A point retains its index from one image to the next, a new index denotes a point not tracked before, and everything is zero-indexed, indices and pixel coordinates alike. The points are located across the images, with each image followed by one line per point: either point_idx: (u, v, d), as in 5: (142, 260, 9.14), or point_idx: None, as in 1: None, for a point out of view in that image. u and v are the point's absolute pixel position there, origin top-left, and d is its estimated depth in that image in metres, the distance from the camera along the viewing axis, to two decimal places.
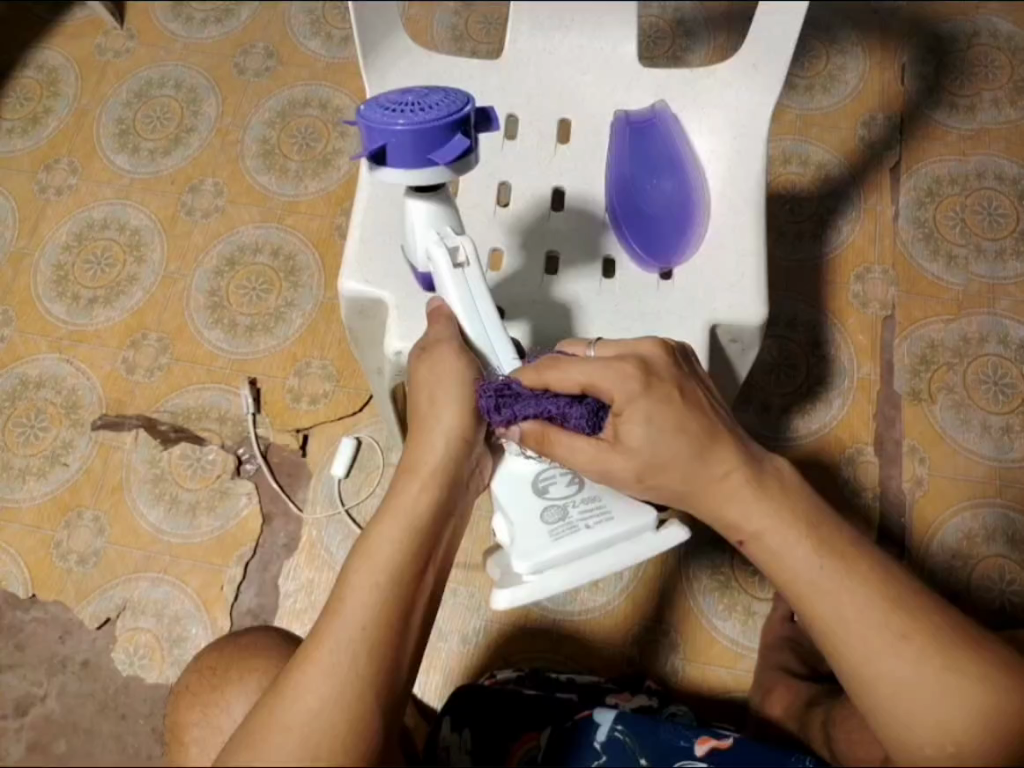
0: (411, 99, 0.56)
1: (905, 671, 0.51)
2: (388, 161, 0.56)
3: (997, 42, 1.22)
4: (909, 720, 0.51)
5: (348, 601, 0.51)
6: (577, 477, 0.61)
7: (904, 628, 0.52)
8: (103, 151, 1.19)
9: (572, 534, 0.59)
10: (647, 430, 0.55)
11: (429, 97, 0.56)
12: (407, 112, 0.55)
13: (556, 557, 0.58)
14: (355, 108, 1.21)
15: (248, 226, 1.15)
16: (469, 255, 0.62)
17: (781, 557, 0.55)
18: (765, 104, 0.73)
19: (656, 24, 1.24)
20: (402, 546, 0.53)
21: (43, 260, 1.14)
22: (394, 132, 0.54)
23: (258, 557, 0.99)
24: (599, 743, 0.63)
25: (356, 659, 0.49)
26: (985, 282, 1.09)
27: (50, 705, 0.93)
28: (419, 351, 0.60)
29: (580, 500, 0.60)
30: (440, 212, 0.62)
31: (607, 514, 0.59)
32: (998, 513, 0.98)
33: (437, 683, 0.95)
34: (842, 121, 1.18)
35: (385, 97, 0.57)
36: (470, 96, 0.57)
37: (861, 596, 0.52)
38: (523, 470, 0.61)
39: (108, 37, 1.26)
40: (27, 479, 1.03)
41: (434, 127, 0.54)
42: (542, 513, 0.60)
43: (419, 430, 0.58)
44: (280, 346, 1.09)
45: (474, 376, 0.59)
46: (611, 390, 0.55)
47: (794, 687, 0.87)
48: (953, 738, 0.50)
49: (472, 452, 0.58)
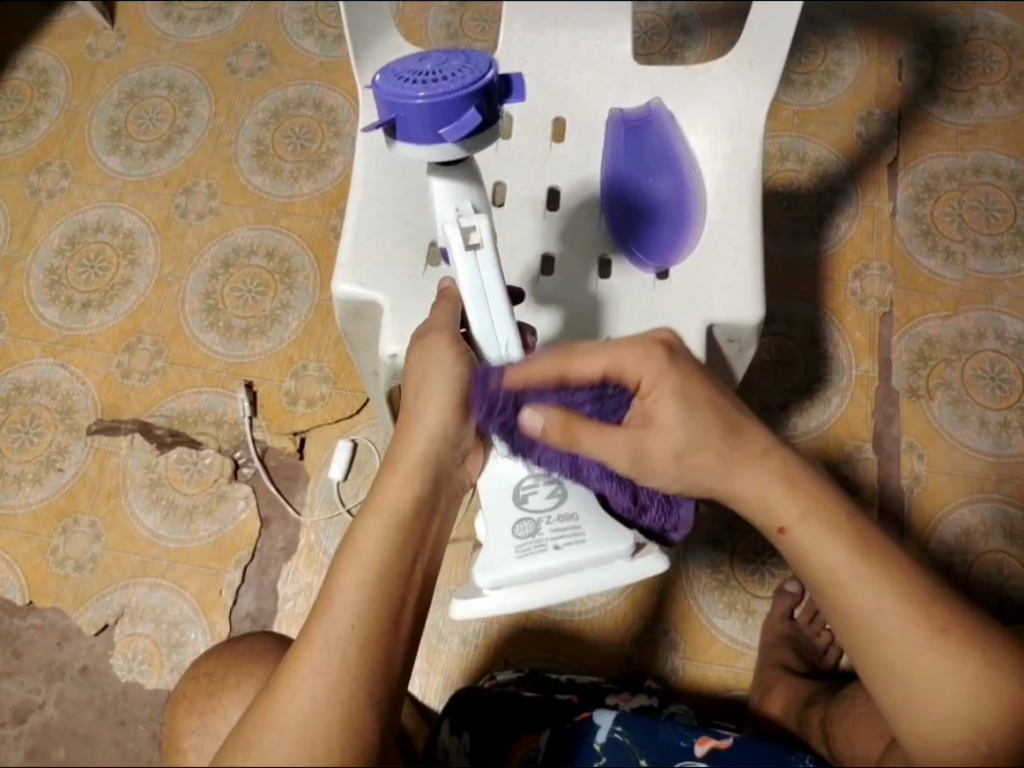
0: (430, 66, 0.53)
1: (939, 664, 0.49)
2: (400, 134, 0.53)
3: (995, 36, 1.21)
4: (941, 714, 0.49)
5: (338, 600, 0.50)
6: (559, 492, 0.61)
7: (938, 620, 0.50)
8: (95, 153, 1.18)
9: (537, 553, 0.60)
10: (680, 413, 0.55)
11: (449, 64, 0.53)
12: (422, 83, 0.52)
13: (516, 575, 0.59)
14: (349, 108, 1.20)
15: (242, 227, 1.14)
16: (484, 237, 0.59)
17: (813, 545, 0.52)
18: (761, 102, 0.72)
19: (652, 20, 1.23)
20: (388, 543, 0.52)
21: (35, 264, 1.13)
22: (405, 105, 0.52)
23: (256, 560, 0.99)
24: (599, 744, 0.63)
25: (347, 658, 0.49)
26: (983, 277, 1.09)
27: (49, 712, 0.93)
28: (415, 340, 0.59)
29: (555, 517, 0.60)
30: (461, 188, 0.59)
31: (578, 535, 0.60)
32: (997, 509, 0.98)
33: (438, 685, 0.95)
34: (839, 117, 1.17)
35: (406, 63, 0.54)
36: (496, 61, 0.53)
37: (899, 587, 0.50)
38: (508, 477, 0.61)
39: (98, 37, 1.25)
40: (22, 485, 1.02)
41: (446, 101, 0.51)
42: (516, 526, 0.61)
43: (406, 426, 0.57)
44: (276, 349, 1.08)
45: (468, 367, 0.57)
46: (637, 372, 0.56)
47: (794, 685, 0.88)
48: (985, 736, 0.49)
49: (455, 453, 0.57)
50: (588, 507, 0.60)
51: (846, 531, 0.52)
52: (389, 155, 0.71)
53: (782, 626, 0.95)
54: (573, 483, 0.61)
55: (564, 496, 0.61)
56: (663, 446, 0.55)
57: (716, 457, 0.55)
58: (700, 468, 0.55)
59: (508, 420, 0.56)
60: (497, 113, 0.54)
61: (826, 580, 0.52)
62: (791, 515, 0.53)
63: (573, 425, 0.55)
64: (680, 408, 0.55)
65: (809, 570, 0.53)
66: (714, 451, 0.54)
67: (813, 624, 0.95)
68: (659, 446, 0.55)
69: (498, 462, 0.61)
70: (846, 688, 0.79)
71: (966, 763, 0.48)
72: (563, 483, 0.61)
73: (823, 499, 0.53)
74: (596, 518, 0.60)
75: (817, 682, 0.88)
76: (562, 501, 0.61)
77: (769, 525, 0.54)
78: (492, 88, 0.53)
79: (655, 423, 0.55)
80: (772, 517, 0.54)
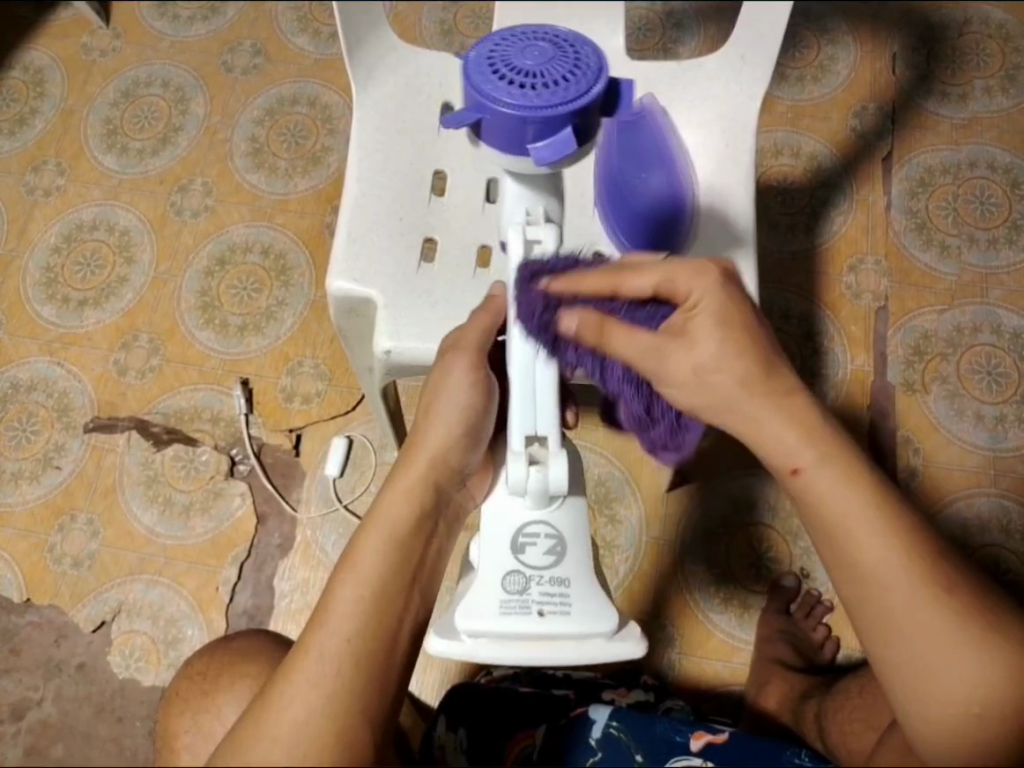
0: (531, 63, 0.49)
1: (942, 628, 0.47)
2: (485, 135, 0.50)
3: (988, 30, 1.21)
4: (939, 675, 0.47)
5: (335, 615, 0.49)
6: (558, 549, 0.56)
7: (945, 580, 0.48)
8: (92, 152, 1.18)
9: (521, 614, 0.53)
10: (716, 334, 0.50)
11: (559, 65, 0.49)
12: (518, 88, 0.48)
13: (496, 631, 0.53)
14: (344, 105, 1.20)
15: (238, 224, 1.14)
16: (545, 251, 0.55)
17: (826, 492, 0.49)
18: (752, 97, 0.72)
19: (645, 16, 1.23)
20: (389, 560, 0.51)
21: (33, 262, 1.13)
22: (495, 112, 0.48)
23: (253, 557, 0.99)
24: (594, 739, 0.63)
25: (343, 671, 0.48)
26: (978, 271, 1.09)
27: (47, 710, 0.93)
28: (451, 348, 0.57)
29: (546, 578, 0.55)
30: (531, 199, 0.57)
31: (566, 605, 0.54)
32: (994, 502, 0.98)
33: (434, 681, 0.95)
34: (833, 113, 1.17)
35: (501, 49, 0.50)
36: (604, 66, 0.49)
37: (908, 544, 0.48)
38: (509, 515, 0.56)
39: (94, 36, 1.25)
40: (19, 483, 1.02)
41: (542, 119, 0.48)
42: (504, 577, 0.54)
43: (414, 445, 0.55)
44: (271, 345, 1.08)
45: (484, 402, 0.56)
46: (688, 287, 0.51)
47: (790, 679, 0.89)
48: (979, 700, 0.47)
49: (456, 478, 0.55)
50: (583, 579, 0.55)
51: (858, 482, 0.49)
52: (383, 155, 0.71)
53: (778, 620, 0.95)
54: (575, 548, 0.56)
55: (562, 557, 0.55)
56: (687, 363, 0.50)
57: (734, 380, 0.50)
58: (715, 390, 0.50)
59: (544, 314, 0.51)
60: (595, 127, 0.51)
61: (831, 529, 0.49)
62: (810, 456, 0.49)
63: (608, 325, 0.50)
64: (717, 332, 0.50)
65: (817, 519, 0.50)
66: (736, 374, 0.50)
67: (810, 617, 0.95)
68: (682, 363, 0.50)
69: (503, 494, 0.56)
70: (840, 684, 0.79)
71: (955, 724, 0.47)
72: (564, 542, 0.56)
73: (840, 442, 0.50)
74: (591, 589, 0.55)
75: (812, 676, 0.89)
76: (558, 563, 0.55)
77: (782, 464, 0.50)
78: (595, 103, 0.49)
79: (690, 339, 0.50)
80: (787, 458, 0.50)
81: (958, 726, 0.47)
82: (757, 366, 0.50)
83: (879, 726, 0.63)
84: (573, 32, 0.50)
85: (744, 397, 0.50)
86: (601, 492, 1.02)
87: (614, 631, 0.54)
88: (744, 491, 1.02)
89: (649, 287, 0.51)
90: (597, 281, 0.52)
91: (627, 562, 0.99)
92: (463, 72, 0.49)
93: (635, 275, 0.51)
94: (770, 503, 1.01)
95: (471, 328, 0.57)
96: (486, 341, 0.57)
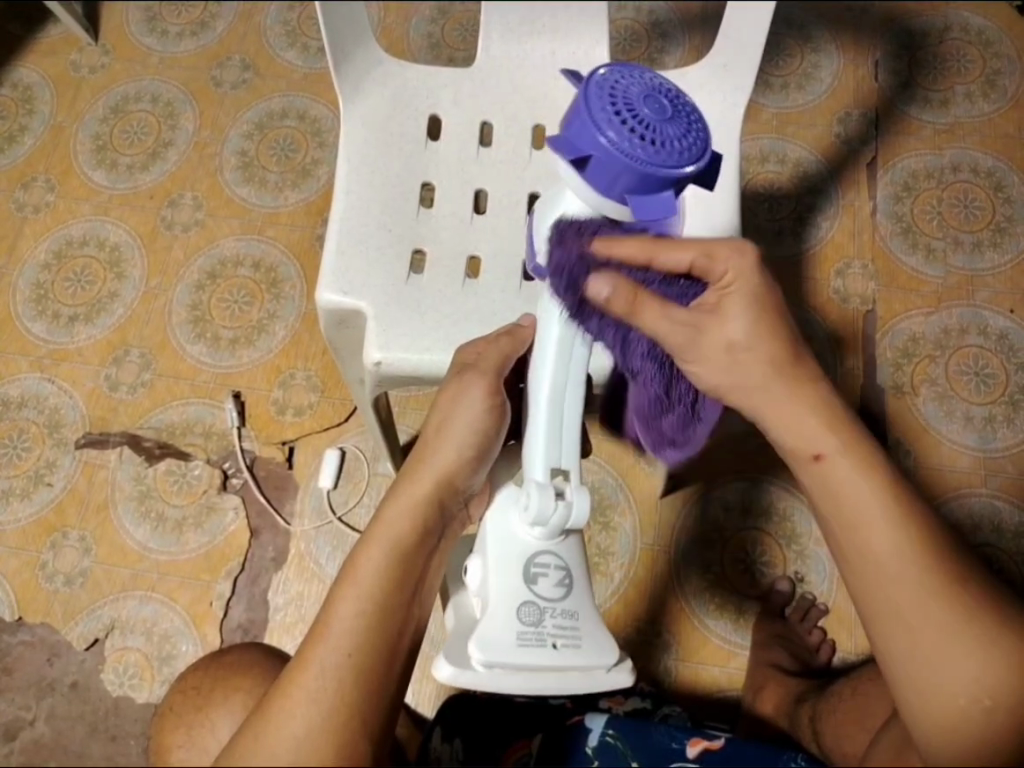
0: (648, 114, 0.49)
1: (947, 618, 0.46)
2: (579, 166, 0.50)
3: (969, 36, 1.23)
4: (940, 666, 0.46)
5: (337, 629, 0.48)
6: (566, 580, 0.56)
7: (955, 575, 0.47)
8: (81, 168, 1.19)
9: (539, 647, 0.53)
10: (750, 314, 0.51)
11: (670, 127, 0.49)
12: (632, 132, 0.48)
13: (516, 662, 0.52)
14: (333, 118, 1.21)
15: (229, 237, 1.14)
16: None
17: (844, 482, 0.49)
18: (737, 105, 0.72)
19: (631, 26, 1.24)
20: (391, 573, 0.50)
21: (22, 279, 1.13)
22: (601, 146, 0.48)
23: (247, 571, 0.99)
24: (591, 748, 0.63)
25: (343, 685, 0.47)
26: (964, 273, 1.10)
27: (40, 729, 0.92)
28: (462, 366, 0.58)
29: (558, 610, 0.55)
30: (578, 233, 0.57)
31: (576, 639, 0.54)
32: (985, 501, 0.99)
33: (430, 692, 0.95)
34: (818, 119, 1.18)
35: (622, 87, 0.50)
36: (709, 150, 0.50)
37: (919, 534, 0.47)
38: (520, 545, 0.55)
39: (83, 53, 1.25)
40: (10, 500, 1.02)
41: (643, 170, 0.48)
42: (520, 606, 0.53)
43: (420, 462, 0.55)
44: (263, 358, 1.08)
45: (493, 429, 0.57)
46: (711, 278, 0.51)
47: (786, 684, 0.88)
48: (986, 691, 0.45)
49: (459, 497, 0.56)
50: (587, 614, 0.56)
51: (876, 474, 0.49)
52: (371, 170, 0.71)
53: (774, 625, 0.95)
54: (578, 580, 0.57)
55: (569, 590, 0.56)
56: (719, 340, 0.51)
57: (765, 359, 0.51)
58: (744, 373, 0.51)
59: (575, 269, 0.50)
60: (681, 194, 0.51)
61: (847, 521, 0.48)
62: (831, 445, 0.49)
63: (641, 299, 0.49)
64: (749, 312, 0.51)
65: (832, 509, 0.49)
66: (767, 353, 0.51)
67: (805, 621, 0.96)
68: (713, 342, 0.51)
69: (514, 519, 0.55)
70: (833, 686, 0.79)
71: (967, 717, 0.45)
72: (571, 575, 0.56)
73: (864, 438, 0.50)
74: (596, 625, 0.56)
75: (807, 680, 0.88)
76: (567, 595, 0.56)
77: (805, 449, 0.50)
78: (689, 177, 0.50)
79: (721, 316, 0.51)
80: (810, 443, 0.50)
81: (962, 715, 0.45)
82: (786, 351, 0.51)
83: (873, 727, 0.63)
84: (689, 97, 0.51)
85: (779, 379, 0.51)
86: (596, 499, 1.02)
87: (614, 665, 0.55)
88: (739, 496, 1.02)
89: (686, 264, 0.50)
90: (633, 245, 0.49)
91: (622, 569, 0.99)
92: (583, 97, 0.49)
93: (674, 249, 0.50)
94: (765, 508, 1.02)
95: (490, 350, 0.59)
96: (501, 368, 0.58)
